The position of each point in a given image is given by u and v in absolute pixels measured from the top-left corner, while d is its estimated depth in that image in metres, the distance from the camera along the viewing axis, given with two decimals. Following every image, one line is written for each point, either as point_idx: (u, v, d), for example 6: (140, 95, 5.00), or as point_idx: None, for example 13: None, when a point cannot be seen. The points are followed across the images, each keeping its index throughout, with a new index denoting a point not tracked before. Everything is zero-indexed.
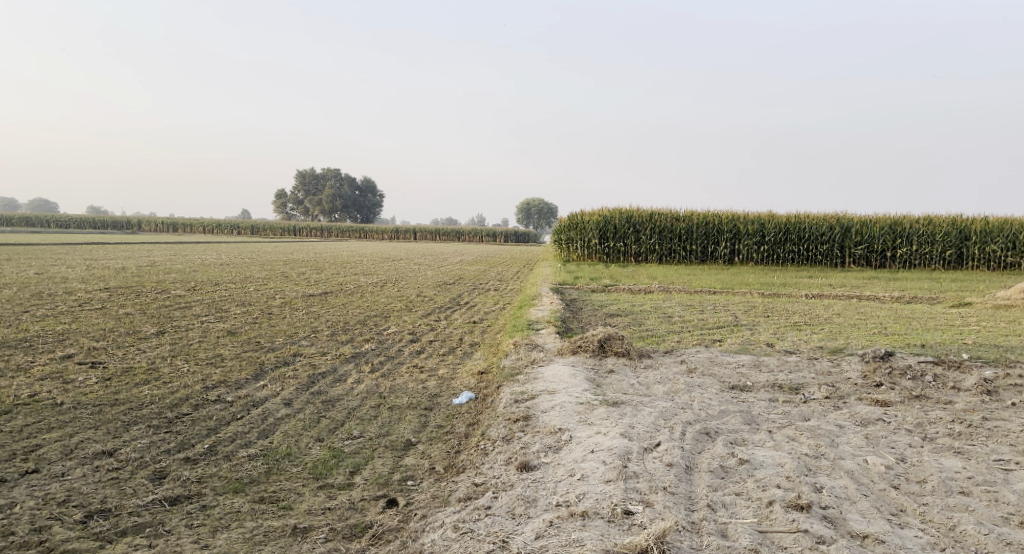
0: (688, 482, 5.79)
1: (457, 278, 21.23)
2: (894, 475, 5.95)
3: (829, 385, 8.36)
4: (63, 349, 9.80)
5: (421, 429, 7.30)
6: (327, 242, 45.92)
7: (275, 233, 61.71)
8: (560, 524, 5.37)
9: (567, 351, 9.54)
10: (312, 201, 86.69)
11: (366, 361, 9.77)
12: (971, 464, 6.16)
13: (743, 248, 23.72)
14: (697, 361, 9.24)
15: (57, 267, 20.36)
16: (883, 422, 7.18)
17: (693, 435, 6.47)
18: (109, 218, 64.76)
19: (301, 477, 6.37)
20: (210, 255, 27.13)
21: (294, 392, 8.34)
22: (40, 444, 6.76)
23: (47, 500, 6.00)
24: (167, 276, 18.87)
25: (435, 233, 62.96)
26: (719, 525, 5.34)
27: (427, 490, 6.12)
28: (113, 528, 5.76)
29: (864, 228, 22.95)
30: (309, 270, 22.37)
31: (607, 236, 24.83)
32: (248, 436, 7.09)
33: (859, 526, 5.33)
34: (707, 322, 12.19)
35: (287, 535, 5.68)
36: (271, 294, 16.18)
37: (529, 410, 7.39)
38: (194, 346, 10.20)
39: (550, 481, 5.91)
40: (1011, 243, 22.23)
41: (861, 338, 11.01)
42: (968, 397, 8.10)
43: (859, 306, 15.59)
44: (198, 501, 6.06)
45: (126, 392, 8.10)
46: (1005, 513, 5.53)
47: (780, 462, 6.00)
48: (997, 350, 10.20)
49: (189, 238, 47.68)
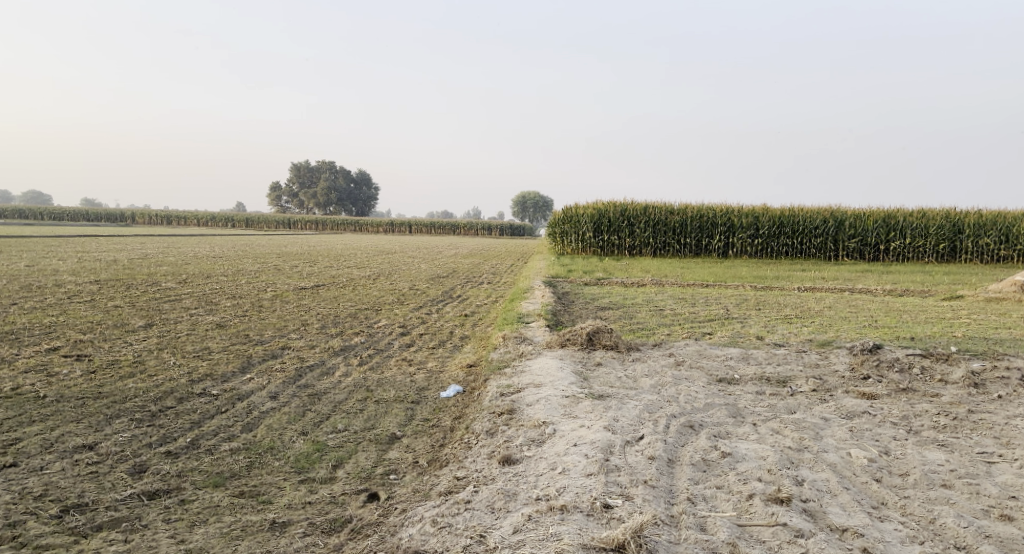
0: (669, 475, 5.77)
1: (450, 271, 21.15)
2: (876, 468, 5.93)
3: (817, 378, 8.34)
4: (49, 341, 9.75)
5: (407, 422, 7.27)
6: (327, 236, 45.89)
7: (269, 226, 61.54)
8: (538, 518, 5.34)
9: (556, 344, 9.52)
10: (306, 194, 86.44)
11: (355, 354, 9.73)
12: (955, 456, 6.15)
13: (737, 241, 23.70)
14: (685, 354, 9.22)
15: (47, 258, 20.29)
16: (868, 415, 7.17)
17: (677, 428, 6.45)
18: (103, 210, 64.48)
19: (283, 471, 6.34)
20: (203, 248, 27.02)
21: (281, 385, 8.30)
22: (20, 437, 6.71)
23: (24, 494, 5.95)
24: (160, 269, 18.78)
25: (429, 227, 62.88)
26: (699, 518, 5.31)
27: (408, 484, 6.08)
28: (88, 523, 5.71)
29: (858, 221, 22.96)
30: (302, 262, 22.35)
31: (601, 229, 24.73)
32: (231, 430, 7.04)
33: (839, 519, 5.31)
34: (699, 316, 12.18)
35: (265, 530, 5.64)
36: (263, 287, 16.12)
37: (514, 403, 7.36)
38: (182, 339, 10.17)
39: (531, 475, 5.88)
40: (1004, 236, 22.30)
41: (852, 330, 11.01)
42: (955, 390, 8.09)
43: (851, 299, 15.61)
44: (177, 495, 6.02)
45: (111, 384, 8.05)
46: (986, 505, 5.51)
47: (763, 455, 5.98)
48: (985, 343, 10.20)
49: (179, 231, 47.62)
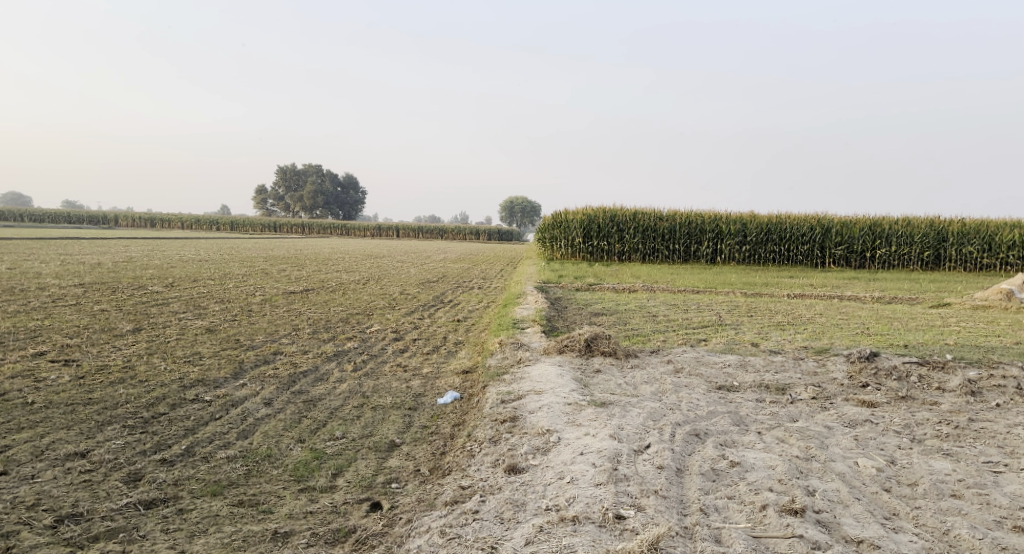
0: (679, 485, 5.71)
1: (439, 276, 20.99)
2: (886, 477, 5.89)
3: (816, 386, 8.30)
4: (35, 347, 9.56)
5: (406, 429, 7.17)
6: (319, 240, 45.75)
7: (254, 230, 61.17)
8: (550, 530, 5.28)
9: (553, 350, 9.43)
10: (293, 197, 86.03)
11: (349, 360, 9.61)
12: (962, 466, 6.12)
13: (725, 248, 23.70)
14: (683, 361, 9.16)
15: (30, 261, 19.97)
16: (871, 423, 7.14)
17: (682, 437, 6.38)
18: (85, 212, 63.90)
19: (282, 480, 6.22)
20: (189, 252, 26.75)
21: (274, 392, 8.17)
22: (9, 444, 6.57)
23: (16, 503, 5.83)
24: (145, 272, 18.55)
25: (416, 231, 62.70)
26: (713, 530, 5.26)
27: (412, 493, 5.99)
28: (84, 534, 5.59)
29: (844, 228, 23.02)
30: (289, 266, 22.13)
31: (590, 235, 24.71)
32: (227, 437, 6.93)
33: (853, 531, 5.27)
34: (692, 322, 12.13)
35: (267, 541, 5.54)
36: (252, 291, 15.95)
37: (516, 410, 7.27)
38: (171, 344, 10.00)
39: (539, 485, 5.80)
40: (987, 244, 22.48)
41: (846, 338, 10.99)
42: (953, 398, 8.08)
43: (840, 306, 15.62)
44: (174, 504, 5.91)
45: (101, 390, 7.90)
46: (998, 516, 5.49)
47: (772, 465, 5.93)
48: (978, 350, 10.23)
49: (162, 232, 47.30)
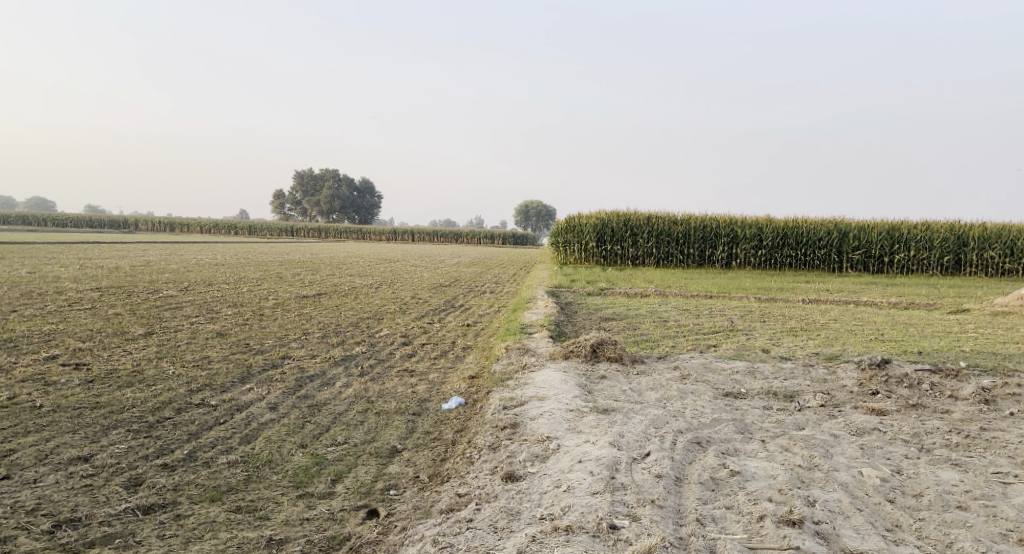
0: (677, 494, 5.63)
1: (452, 280, 20.94)
2: (890, 488, 5.78)
3: (825, 393, 8.19)
4: (47, 350, 9.61)
5: (408, 435, 7.13)
6: (333, 243, 45.82)
7: (271, 234, 61.44)
8: (543, 539, 5.22)
9: (559, 356, 9.37)
10: (310, 202, 86.31)
11: (356, 364, 9.60)
12: (970, 477, 6.01)
13: (740, 252, 23.56)
14: (691, 367, 9.07)
15: (49, 265, 20.10)
16: (879, 432, 7.02)
17: (684, 445, 6.31)
18: (107, 217, 64.44)
19: (281, 486, 6.20)
20: (206, 256, 26.83)
21: (279, 396, 8.16)
22: (15, 448, 6.59)
23: (16, 508, 5.84)
24: (160, 276, 18.63)
25: (432, 235, 62.78)
26: (708, 540, 5.19)
27: (409, 500, 5.96)
28: (80, 539, 5.59)
29: (862, 232, 22.82)
30: (305, 270, 22.17)
31: (604, 239, 24.62)
32: (230, 442, 6.92)
33: (852, 543, 5.19)
34: (704, 328, 12.01)
35: (262, 548, 5.51)
36: (265, 295, 15.98)
37: (517, 417, 7.21)
38: (182, 348, 10.03)
39: (535, 493, 5.74)
40: (1008, 249, 22.14)
41: (859, 344, 10.84)
42: (966, 407, 7.94)
43: (856, 312, 15.44)
44: (173, 510, 5.89)
45: (109, 394, 7.91)
46: (1004, 529, 5.38)
47: (772, 474, 5.85)
48: (995, 358, 10.06)
49: (179, 236, 47.68)
